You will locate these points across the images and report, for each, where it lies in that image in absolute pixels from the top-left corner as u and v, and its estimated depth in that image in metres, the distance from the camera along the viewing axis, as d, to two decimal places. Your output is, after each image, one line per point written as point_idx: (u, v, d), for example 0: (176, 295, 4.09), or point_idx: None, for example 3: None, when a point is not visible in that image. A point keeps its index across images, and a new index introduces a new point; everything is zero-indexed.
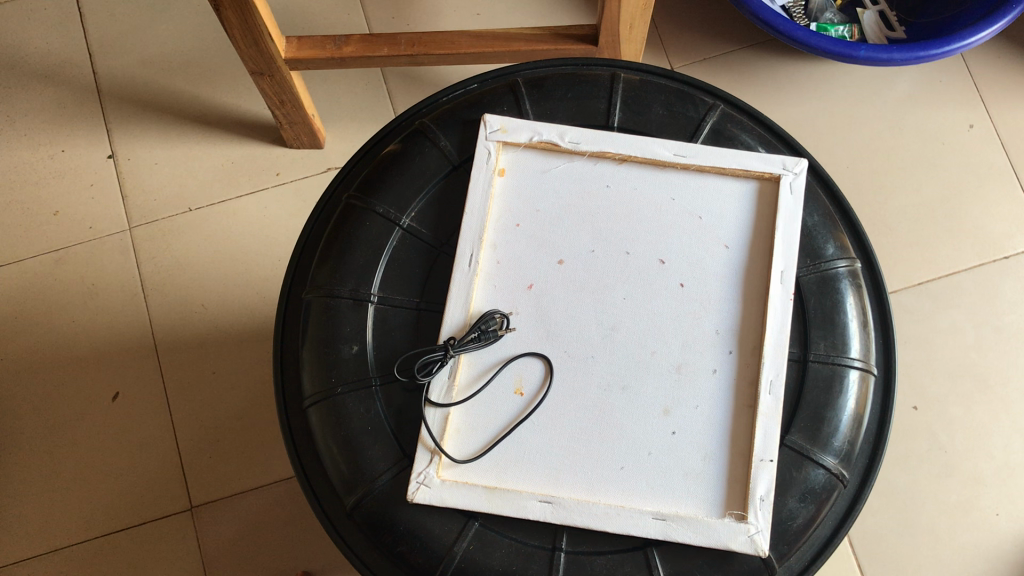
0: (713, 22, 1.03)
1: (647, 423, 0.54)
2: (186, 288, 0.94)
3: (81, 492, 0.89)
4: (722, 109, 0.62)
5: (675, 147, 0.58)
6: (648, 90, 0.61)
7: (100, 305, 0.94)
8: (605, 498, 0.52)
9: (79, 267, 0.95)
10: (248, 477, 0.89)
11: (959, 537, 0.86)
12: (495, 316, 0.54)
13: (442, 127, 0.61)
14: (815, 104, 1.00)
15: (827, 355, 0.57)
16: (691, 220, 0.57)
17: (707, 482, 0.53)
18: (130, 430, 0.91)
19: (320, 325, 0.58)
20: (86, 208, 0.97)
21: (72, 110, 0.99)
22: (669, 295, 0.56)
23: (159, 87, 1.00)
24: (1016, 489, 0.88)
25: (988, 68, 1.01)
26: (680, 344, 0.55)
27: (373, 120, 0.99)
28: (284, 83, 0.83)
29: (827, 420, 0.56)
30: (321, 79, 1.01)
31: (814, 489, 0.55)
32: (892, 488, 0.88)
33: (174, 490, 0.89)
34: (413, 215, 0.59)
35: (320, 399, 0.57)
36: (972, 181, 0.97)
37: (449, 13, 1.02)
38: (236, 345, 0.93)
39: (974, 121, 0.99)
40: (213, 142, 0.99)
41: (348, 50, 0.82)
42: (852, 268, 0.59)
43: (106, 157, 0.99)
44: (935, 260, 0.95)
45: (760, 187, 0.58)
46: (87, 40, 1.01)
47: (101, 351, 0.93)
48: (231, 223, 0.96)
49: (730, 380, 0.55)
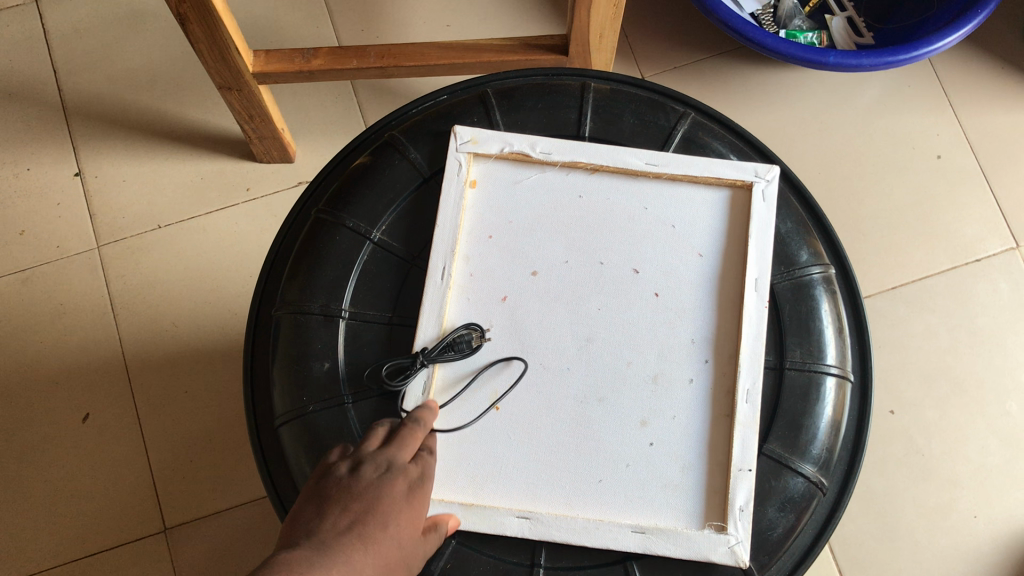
0: (682, 30, 1.03)
1: (624, 435, 0.53)
2: (157, 306, 0.93)
3: (53, 516, 0.87)
4: (694, 117, 0.61)
5: (646, 156, 0.58)
6: (618, 98, 0.61)
7: (69, 325, 0.92)
8: (583, 512, 0.52)
9: (45, 287, 0.93)
10: (222, 498, 0.87)
11: (939, 541, 0.86)
12: (473, 339, 0.54)
13: (411, 139, 0.60)
14: (785, 109, 1.00)
15: (803, 363, 0.56)
16: (665, 229, 0.57)
17: (686, 493, 0.52)
18: (101, 452, 0.89)
19: (290, 342, 0.57)
20: (53, 227, 0.95)
21: (38, 128, 0.98)
22: (644, 306, 0.56)
23: (126, 103, 0.99)
24: (993, 491, 0.88)
25: (955, 72, 1.02)
26: (656, 355, 0.55)
27: (343, 133, 0.99)
28: (253, 97, 0.82)
29: (805, 428, 0.55)
30: (291, 93, 1.00)
31: (793, 497, 0.54)
32: (871, 493, 0.88)
33: (147, 511, 0.87)
34: (383, 229, 0.58)
35: (291, 417, 0.56)
36: (942, 185, 0.98)
37: (418, 25, 1.01)
38: (208, 363, 0.92)
39: (943, 152, 0.99)
40: (183, 158, 0.98)
41: (316, 63, 0.81)
42: (826, 274, 0.59)
43: (74, 175, 0.97)
44: (908, 265, 0.95)
45: (732, 195, 0.58)
46: (52, 57, 1.00)
47: (70, 371, 0.91)
48: (201, 239, 0.95)
49: (707, 388, 0.54)
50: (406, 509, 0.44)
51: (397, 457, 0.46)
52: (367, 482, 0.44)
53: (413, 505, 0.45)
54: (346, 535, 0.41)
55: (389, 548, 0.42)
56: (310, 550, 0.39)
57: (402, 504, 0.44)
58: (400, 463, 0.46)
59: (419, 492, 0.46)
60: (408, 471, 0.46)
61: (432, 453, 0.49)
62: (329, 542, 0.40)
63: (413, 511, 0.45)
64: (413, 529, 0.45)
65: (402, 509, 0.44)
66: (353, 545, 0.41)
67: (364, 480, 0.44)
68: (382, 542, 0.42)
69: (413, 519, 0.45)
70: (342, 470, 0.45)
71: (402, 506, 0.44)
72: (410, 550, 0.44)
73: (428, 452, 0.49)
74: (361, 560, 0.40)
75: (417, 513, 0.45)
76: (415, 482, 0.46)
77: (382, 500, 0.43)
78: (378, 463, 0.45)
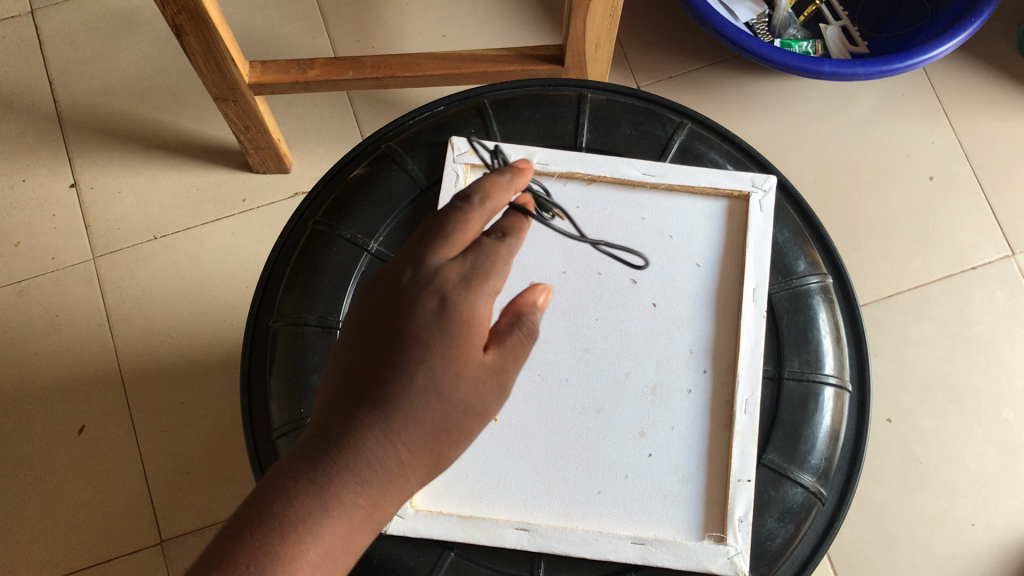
0: (678, 39, 1.03)
1: (623, 446, 0.53)
2: (152, 317, 0.93)
3: (49, 529, 0.86)
4: (691, 127, 0.61)
5: (643, 166, 0.58)
6: (614, 108, 0.61)
7: (65, 336, 0.92)
8: (583, 524, 0.52)
9: (40, 299, 0.93)
10: (219, 510, 0.87)
11: (937, 549, 0.86)
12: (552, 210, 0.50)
13: (408, 150, 0.60)
14: (781, 119, 1.00)
15: (801, 373, 0.56)
16: (662, 239, 0.57)
17: (686, 504, 0.52)
18: (96, 464, 0.88)
19: (287, 354, 0.56)
20: (48, 238, 0.95)
21: (34, 140, 0.98)
22: (642, 317, 0.56)
23: (122, 114, 0.99)
24: (991, 499, 0.88)
25: (950, 80, 1.02)
26: (655, 366, 0.55)
27: (339, 144, 0.99)
28: (249, 108, 0.82)
29: (803, 438, 0.55)
30: (287, 103, 1.00)
31: (793, 507, 0.54)
32: (869, 501, 0.88)
33: (143, 524, 0.86)
34: (380, 240, 0.58)
35: (288, 430, 0.55)
36: (938, 193, 0.98)
37: (413, 36, 1.01)
38: (204, 375, 0.91)
39: (935, 173, 0.99)
40: (178, 169, 0.98)
41: (312, 74, 0.81)
42: (824, 283, 0.59)
43: (69, 187, 0.97)
44: (904, 273, 0.95)
45: (729, 206, 0.58)
46: (47, 68, 1.00)
47: (66, 383, 0.90)
48: (197, 250, 0.95)
49: (705, 399, 0.54)
50: (439, 340, 0.39)
51: (434, 268, 0.40)
52: (392, 315, 0.40)
53: (452, 334, 0.39)
54: (362, 400, 0.39)
55: (417, 405, 0.39)
56: (329, 432, 0.38)
57: (435, 338, 0.39)
58: (437, 277, 0.40)
59: (463, 309, 0.40)
60: (446, 281, 0.40)
61: (502, 234, 0.41)
62: (353, 414, 0.39)
63: (453, 341, 0.39)
64: (460, 364, 0.39)
65: (433, 343, 0.39)
66: (380, 414, 0.38)
67: (401, 304, 0.40)
68: (417, 390, 0.39)
69: (454, 350, 0.39)
70: (377, 291, 0.42)
71: (429, 338, 0.39)
72: (461, 391, 0.39)
73: (495, 234, 0.41)
74: (391, 429, 0.38)
75: (462, 342, 0.39)
76: (456, 297, 0.40)
77: (416, 333, 0.39)
78: (408, 279, 0.41)
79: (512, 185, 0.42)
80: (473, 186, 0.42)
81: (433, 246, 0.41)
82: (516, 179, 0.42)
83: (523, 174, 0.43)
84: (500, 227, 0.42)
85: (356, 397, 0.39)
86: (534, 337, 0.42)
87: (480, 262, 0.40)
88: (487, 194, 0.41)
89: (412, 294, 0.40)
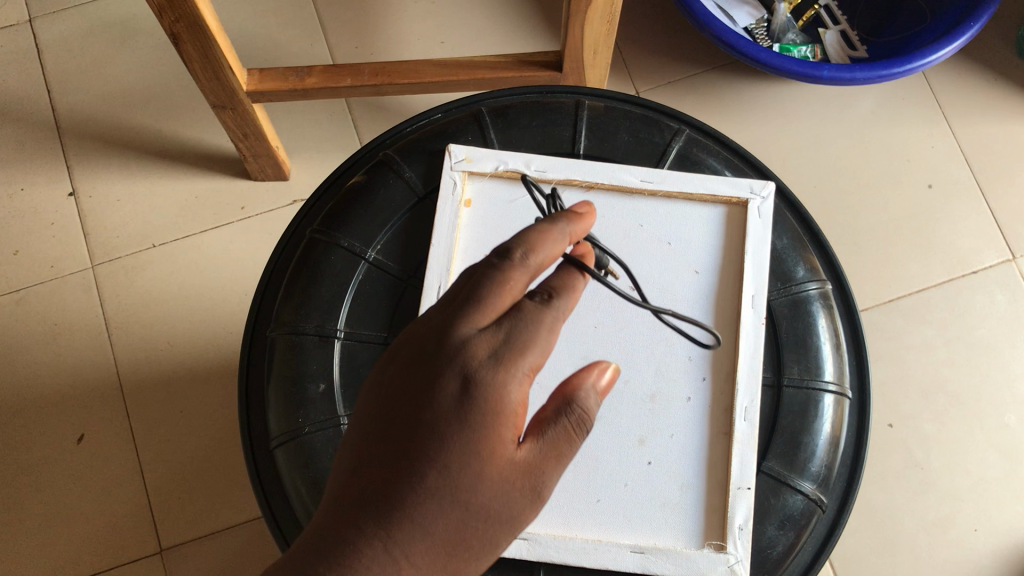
0: (676, 44, 1.03)
1: (622, 454, 0.53)
2: (151, 325, 0.92)
3: (48, 538, 0.86)
4: (689, 133, 0.61)
5: (641, 173, 0.58)
6: (612, 115, 0.61)
7: (63, 345, 0.92)
8: (582, 533, 0.51)
9: (39, 308, 0.93)
10: (218, 519, 0.87)
11: (940, 555, 0.86)
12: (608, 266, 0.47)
13: (406, 158, 0.60)
14: (780, 124, 1.00)
15: (801, 380, 0.56)
16: (661, 246, 0.57)
17: (685, 512, 0.52)
18: (95, 472, 0.88)
19: (284, 363, 0.56)
20: (47, 247, 0.95)
21: (32, 148, 0.98)
22: (641, 323, 0.55)
23: (120, 122, 0.99)
24: (994, 504, 0.88)
25: (949, 84, 1.02)
26: (653, 373, 0.55)
27: (338, 151, 0.98)
28: (247, 115, 0.82)
29: (803, 445, 0.55)
30: (286, 111, 1.00)
31: (793, 515, 0.54)
32: (871, 508, 0.87)
33: (142, 533, 0.86)
34: (378, 248, 0.58)
35: (286, 439, 0.55)
36: (938, 197, 0.98)
37: (412, 43, 1.01)
38: (203, 383, 0.91)
39: (933, 181, 0.99)
40: (177, 177, 0.98)
41: (310, 81, 0.81)
42: (823, 290, 0.59)
43: (68, 195, 0.97)
44: (905, 277, 0.95)
45: (728, 212, 0.58)
46: (46, 77, 1.00)
47: (64, 391, 0.90)
48: (196, 258, 0.95)
49: (704, 407, 0.54)
50: (460, 432, 0.36)
51: (463, 343, 0.37)
52: (412, 395, 0.37)
53: (476, 428, 0.36)
54: (370, 506, 0.36)
55: (431, 515, 0.35)
56: (330, 539, 0.35)
57: (456, 432, 0.36)
58: (463, 356, 0.37)
59: (490, 399, 0.36)
60: (474, 360, 0.36)
61: (549, 296, 0.38)
62: (358, 521, 0.35)
63: (476, 438, 0.36)
64: (483, 462, 0.36)
65: (454, 435, 0.36)
66: (388, 523, 0.35)
67: (421, 388, 0.37)
68: (433, 494, 0.35)
69: (476, 446, 0.36)
70: (399, 362, 0.38)
71: (449, 429, 0.36)
72: (483, 494, 0.36)
73: (541, 297, 0.38)
74: (399, 540, 0.35)
75: (487, 438, 0.36)
76: (483, 384, 0.36)
77: (436, 424, 0.36)
78: (432, 352, 0.37)
79: (559, 237, 0.38)
80: (516, 239, 0.38)
81: (465, 315, 0.37)
82: (568, 229, 0.39)
83: (579, 221, 0.39)
84: (545, 288, 0.38)
85: (365, 496, 0.36)
86: (580, 425, 0.38)
87: (514, 340, 0.37)
88: (529, 249, 0.38)
89: (436, 374, 0.37)
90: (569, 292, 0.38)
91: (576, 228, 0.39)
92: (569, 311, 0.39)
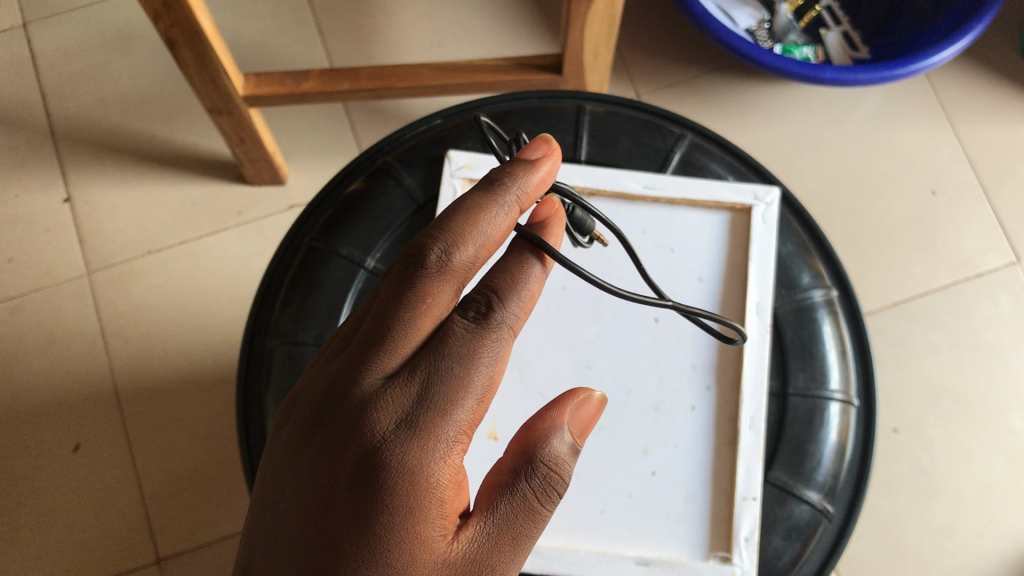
0: (676, 45, 1.02)
1: (626, 463, 0.52)
2: (147, 332, 0.92)
3: (44, 549, 0.85)
4: (691, 138, 0.60)
5: (644, 179, 0.57)
6: (614, 121, 0.60)
7: (58, 352, 0.91)
8: (585, 545, 0.51)
9: (34, 316, 0.92)
10: (217, 529, 0.86)
11: (946, 561, 0.85)
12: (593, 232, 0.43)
13: (405, 165, 0.59)
14: (780, 126, 0.99)
15: (806, 388, 0.55)
16: (664, 253, 0.56)
17: (690, 523, 0.52)
18: (91, 482, 0.87)
19: (284, 374, 0.55)
20: (41, 254, 0.94)
21: (26, 153, 0.97)
22: (644, 332, 0.55)
23: (115, 126, 0.98)
24: (1000, 509, 0.87)
25: (952, 85, 1.01)
26: (658, 382, 0.54)
27: (337, 155, 0.98)
28: (243, 120, 0.81)
29: (810, 454, 0.54)
30: (282, 115, 0.99)
31: (800, 525, 0.53)
32: (875, 513, 0.87)
33: (139, 542, 0.85)
34: (378, 257, 0.58)
35: None
36: (942, 199, 0.97)
37: (411, 45, 1.01)
38: (200, 390, 0.90)
39: (939, 187, 0.98)
40: (173, 183, 0.97)
41: (307, 86, 0.80)
42: (828, 297, 0.58)
43: (63, 201, 0.96)
44: (908, 280, 0.94)
45: (732, 218, 0.57)
46: (40, 81, 0.99)
47: (58, 400, 0.89)
48: (192, 264, 0.94)
49: (709, 417, 0.53)
50: (382, 496, 0.34)
51: (375, 390, 0.36)
52: (328, 458, 0.35)
53: (393, 483, 0.34)
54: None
55: None
56: None
57: (371, 489, 0.34)
58: (374, 405, 0.36)
59: (411, 445, 0.35)
60: (395, 407, 0.36)
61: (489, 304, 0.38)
62: None
63: (393, 495, 0.34)
64: (411, 526, 0.34)
65: (376, 500, 0.34)
66: None
67: (338, 450, 0.35)
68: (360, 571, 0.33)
69: (398, 502, 0.34)
70: (310, 425, 0.37)
71: (370, 495, 0.34)
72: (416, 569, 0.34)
73: (471, 314, 0.38)
74: None
75: (407, 492, 0.34)
76: (396, 433, 0.35)
77: (356, 488, 0.35)
78: (349, 406, 0.36)
79: (500, 210, 0.38)
80: (436, 238, 0.38)
81: (382, 356, 0.37)
82: (510, 203, 0.39)
83: (531, 171, 0.39)
84: (484, 295, 0.38)
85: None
86: (547, 487, 0.36)
87: (433, 375, 0.36)
88: (449, 246, 0.38)
89: (346, 427, 0.36)
90: (508, 294, 0.38)
91: (525, 183, 0.39)
92: (521, 318, 0.39)
